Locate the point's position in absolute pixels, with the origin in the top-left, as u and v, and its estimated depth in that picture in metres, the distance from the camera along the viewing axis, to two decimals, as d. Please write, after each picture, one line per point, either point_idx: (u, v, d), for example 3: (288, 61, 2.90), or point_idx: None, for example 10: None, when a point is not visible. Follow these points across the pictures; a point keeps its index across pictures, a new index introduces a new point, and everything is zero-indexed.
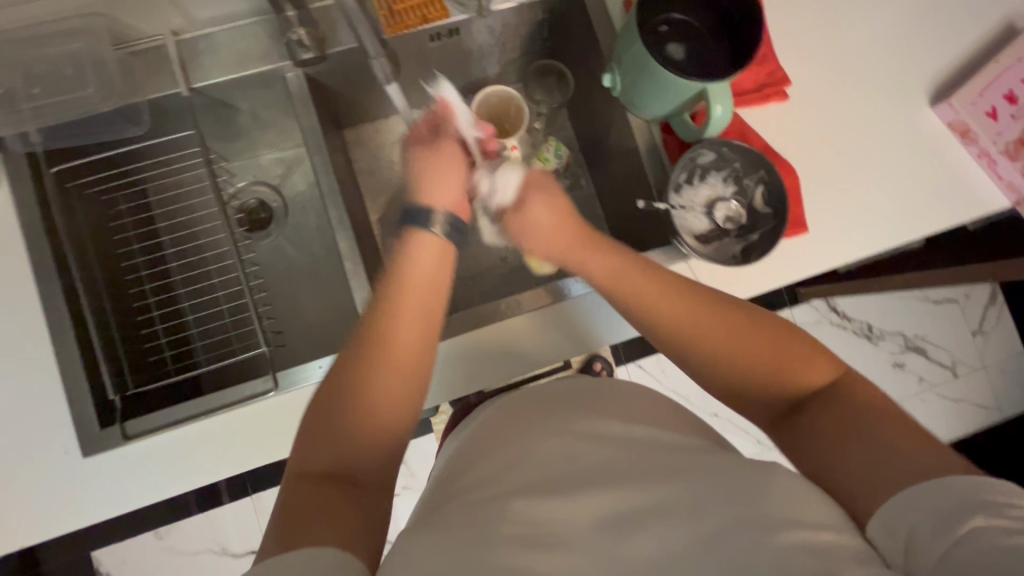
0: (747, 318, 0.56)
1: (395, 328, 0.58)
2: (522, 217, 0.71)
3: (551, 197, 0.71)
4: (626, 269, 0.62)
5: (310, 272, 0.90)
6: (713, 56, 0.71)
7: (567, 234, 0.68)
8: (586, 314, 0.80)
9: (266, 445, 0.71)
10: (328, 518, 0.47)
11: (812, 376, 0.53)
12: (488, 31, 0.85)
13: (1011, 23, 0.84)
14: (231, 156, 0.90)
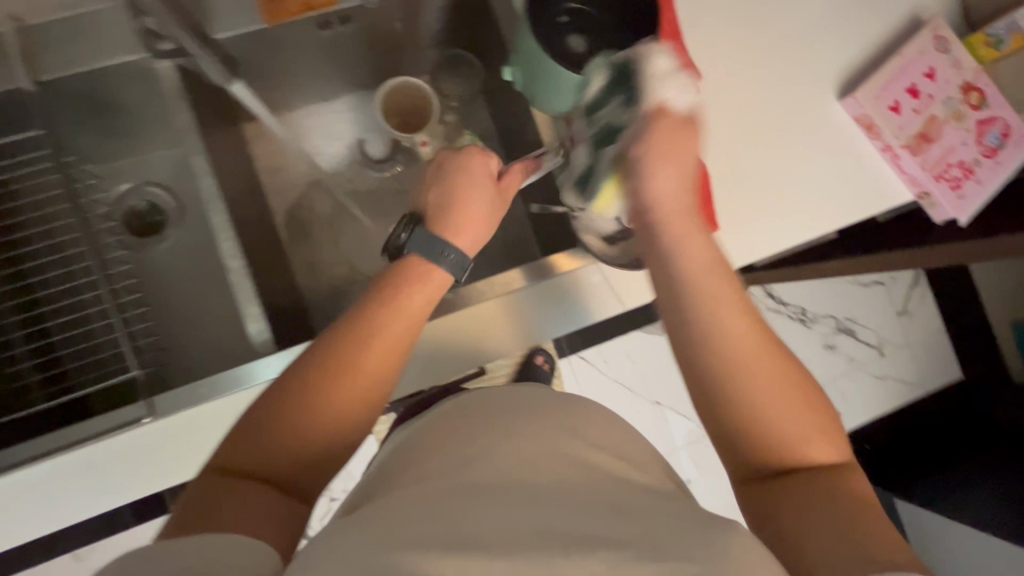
0: (804, 393, 0.52)
1: (384, 340, 0.53)
2: (664, 144, 0.58)
3: (692, 144, 0.59)
4: (721, 273, 0.54)
5: (201, 282, 0.84)
6: (613, 48, 0.67)
7: (687, 205, 0.58)
8: (568, 293, 0.75)
9: (145, 474, 0.68)
10: (243, 514, 0.45)
11: (817, 457, 0.51)
12: (385, 18, 0.81)
13: (915, 15, 0.84)
14: (111, 156, 0.84)
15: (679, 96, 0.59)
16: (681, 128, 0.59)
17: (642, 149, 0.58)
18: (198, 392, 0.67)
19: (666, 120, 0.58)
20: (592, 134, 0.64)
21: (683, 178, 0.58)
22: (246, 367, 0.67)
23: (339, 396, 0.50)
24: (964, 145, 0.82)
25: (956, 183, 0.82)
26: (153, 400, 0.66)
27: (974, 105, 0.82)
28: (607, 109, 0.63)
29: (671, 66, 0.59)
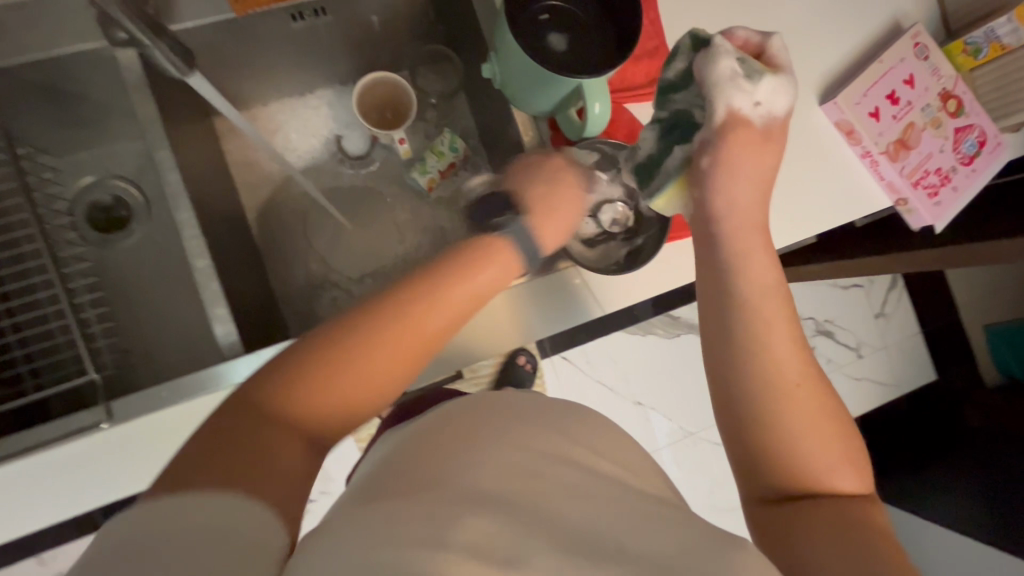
0: (836, 423, 0.51)
1: (435, 307, 0.48)
2: (740, 152, 0.59)
3: (769, 156, 0.60)
4: (779, 293, 0.53)
5: (170, 280, 0.81)
6: (594, 48, 0.66)
7: (755, 213, 0.59)
8: (571, 288, 0.72)
9: (117, 473, 0.68)
10: (248, 462, 0.38)
11: (840, 486, 0.50)
12: (362, 11, 0.78)
13: (894, 22, 0.85)
14: (75, 148, 0.81)
15: (753, 102, 0.59)
16: (753, 133, 0.60)
17: (721, 151, 0.59)
18: (159, 396, 0.64)
19: (747, 127, 0.59)
20: (660, 119, 0.66)
21: (751, 191, 0.59)
22: (211, 370, 0.64)
23: (379, 358, 0.44)
24: (942, 152, 0.83)
25: (933, 190, 0.83)
26: (112, 403, 0.63)
27: (952, 112, 0.83)
28: (682, 93, 0.64)
29: (741, 68, 0.59)
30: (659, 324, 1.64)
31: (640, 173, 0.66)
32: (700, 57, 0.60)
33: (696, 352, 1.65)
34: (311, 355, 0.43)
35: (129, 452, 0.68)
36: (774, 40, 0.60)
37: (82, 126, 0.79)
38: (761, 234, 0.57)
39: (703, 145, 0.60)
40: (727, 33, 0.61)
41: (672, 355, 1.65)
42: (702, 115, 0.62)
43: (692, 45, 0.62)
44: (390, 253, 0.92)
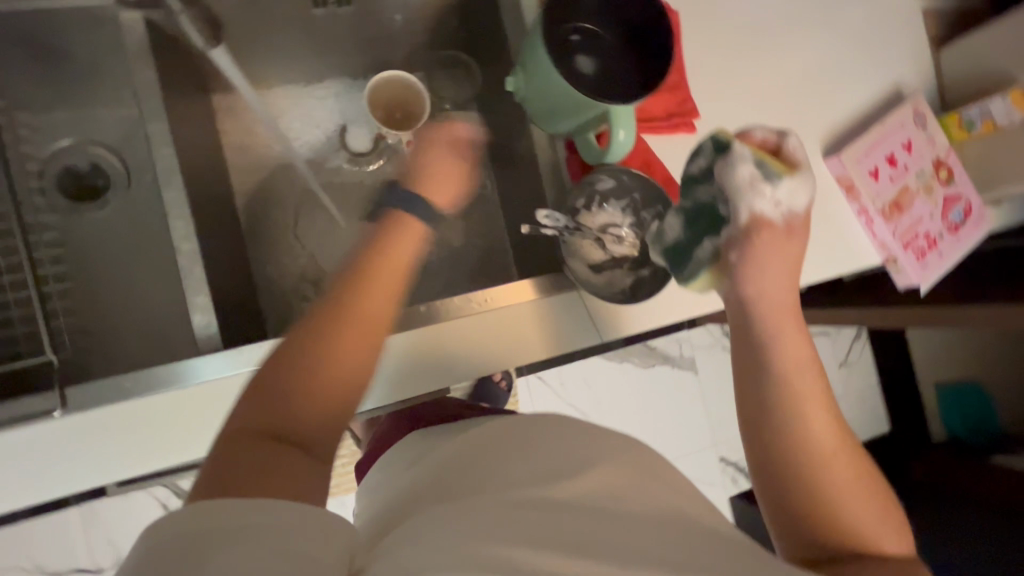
0: (870, 482, 0.51)
1: (377, 284, 0.47)
2: (769, 251, 0.57)
3: (798, 249, 0.59)
4: (812, 367, 0.54)
5: (149, 260, 0.76)
6: (621, 75, 0.66)
7: (788, 303, 0.57)
8: (585, 310, 0.71)
9: (39, 481, 0.58)
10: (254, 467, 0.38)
11: (885, 547, 0.49)
12: (388, 6, 0.76)
13: (896, 88, 0.89)
14: (51, 107, 0.75)
15: (775, 203, 0.57)
16: (781, 230, 0.58)
17: (754, 249, 0.57)
18: (122, 385, 0.58)
19: (776, 226, 0.58)
20: (683, 207, 0.64)
21: (786, 278, 0.58)
22: (181, 365, 0.60)
23: (353, 322, 0.44)
24: (932, 218, 0.86)
25: (922, 253, 0.86)
26: (69, 390, 0.57)
27: (942, 181, 0.87)
28: (706, 186, 0.61)
29: (759, 172, 0.57)
30: (635, 352, 1.65)
31: (670, 256, 0.65)
32: (719, 162, 0.58)
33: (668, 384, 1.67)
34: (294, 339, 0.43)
35: (53, 455, 0.59)
36: (792, 140, 0.60)
37: (67, 83, 0.73)
38: (798, 315, 0.57)
39: (729, 243, 0.59)
40: (744, 135, 0.61)
41: (645, 385, 1.65)
42: (725, 214, 0.60)
43: (713, 147, 0.60)
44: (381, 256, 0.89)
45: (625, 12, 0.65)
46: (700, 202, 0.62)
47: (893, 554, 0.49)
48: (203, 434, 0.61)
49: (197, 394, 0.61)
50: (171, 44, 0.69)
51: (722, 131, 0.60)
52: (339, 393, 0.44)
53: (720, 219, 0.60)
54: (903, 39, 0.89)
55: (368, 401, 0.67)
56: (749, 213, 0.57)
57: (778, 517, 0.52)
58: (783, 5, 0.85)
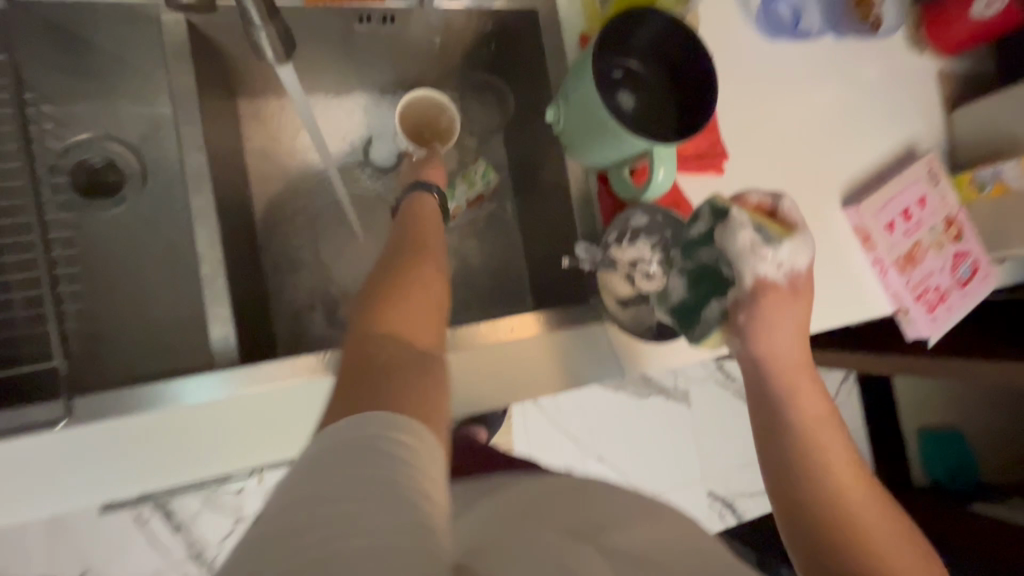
0: (891, 520, 0.53)
1: (430, 243, 0.59)
2: (777, 316, 0.57)
3: (805, 310, 0.59)
4: (832, 421, 0.57)
5: (164, 265, 0.74)
6: (660, 116, 0.66)
7: (803, 354, 0.60)
8: (609, 347, 0.71)
9: (18, 502, 0.53)
10: (391, 374, 0.42)
11: None
12: (428, 28, 0.76)
13: (911, 145, 0.91)
14: (71, 100, 0.72)
15: (779, 266, 0.56)
16: (785, 292, 0.57)
17: (761, 313, 0.57)
18: (128, 400, 0.55)
19: (782, 284, 0.57)
20: (686, 267, 0.61)
21: (796, 339, 0.59)
22: (163, 386, 0.56)
23: (424, 267, 0.54)
24: (942, 272, 0.88)
25: (931, 306, 0.87)
26: (76, 401, 0.54)
27: (953, 238, 0.89)
28: (708, 249, 0.59)
29: (758, 237, 0.56)
30: (631, 382, 1.64)
31: (677, 317, 0.62)
32: (719, 229, 0.56)
33: (662, 415, 1.66)
34: (387, 284, 0.51)
35: (41, 473, 0.54)
36: (786, 201, 0.60)
37: (94, 79, 0.71)
38: (813, 370, 0.60)
39: (737, 305, 0.58)
40: (739, 199, 0.61)
41: (640, 415, 1.65)
42: (729, 276, 0.59)
43: (712, 213, 0.58)
44: None
45: (670, 55, 0.66)
46: (706, 262, 0.60)
47: None
48: (183, 464, 0.57)
49: (176, 419, 0.56)
50: (207, 48, 0.67)
51: (720, 197, 0.58)
52: (428, 310, 0.50)
53: (725, 280, 0.59)
54: (919, 99, 0.93)
55: None
56: (753, 278, 0.57)
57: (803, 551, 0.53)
58: (810, 58, 0.88)
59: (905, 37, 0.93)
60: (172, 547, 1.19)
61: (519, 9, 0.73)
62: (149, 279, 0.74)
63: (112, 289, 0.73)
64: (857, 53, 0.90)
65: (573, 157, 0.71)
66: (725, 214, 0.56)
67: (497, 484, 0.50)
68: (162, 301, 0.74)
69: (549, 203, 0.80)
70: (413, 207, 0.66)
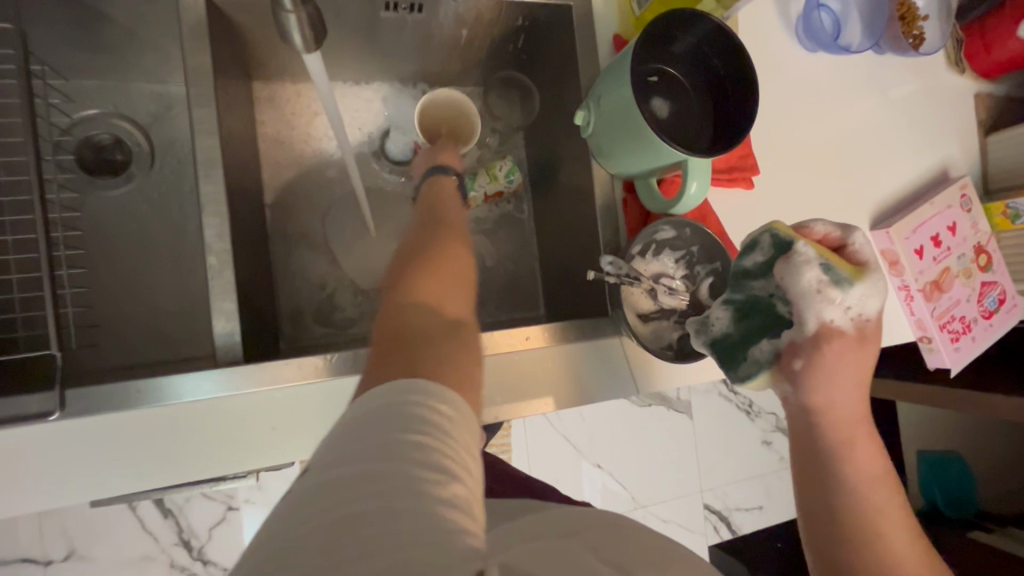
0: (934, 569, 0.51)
1: (455, 223, 0.56)
2: (839, 364, 0.53)
3: (871, 360, 0.54)
4: (887, 483, 0.53)
5: (169, 249, 0.72)
6: (696, 125, 0.64)
7: (860, 409, 0.54)
8: (625, 363, 0.68)
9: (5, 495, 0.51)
10: (416, 350, 0.41)
11: None
12: (456, 19, 0.72)
13: (944, 168, 0.88)
14: (80, 74, 0.70)
15: (846, 311, 0.52)
16: (850, 337, 0.53)
17: (819, 362, 0.52)
18: (125, 394, 0.52)
19: (847, 331, 0.53)
20: (733, 298, 0.58)
21: (858, 390, 0.54)
22: (162, 382, 0.53)
23: (453, 248, 0.52)
24: (968, 302, 0.86)
25: (955, 336, 0.85)
26: (70, 392, 0.51)
27: (981, 267, 0.87)
28: (763, 282, 0.56)
29: (826, 277, 0.51)
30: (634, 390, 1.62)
31: (719, 352, 0.58)
32: (782, 262, 0.53)
33: (662, 425, 1.64)
34: (414, 260, 0.50)
35: (30, 465, 0.51)
36: (858, 234, 0.53)
37: (105, 54, 0.68)
38: (869, 425, 0.55)
39: (793, 348, 0.54)
40: (801, 229, 0.56)
41: (640, 424, 1.62)
42: (786, 315, 0.55)
43: (772, 245, 0.54)
44: None
45: (709, 62, 0.63)
46: (765, 299, 0.56)
47: None
48: (175, 463, 0.54)
49: (167, 416, 0.54)
50: (225, 28, 0.64)
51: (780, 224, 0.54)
52: (460, 282, 0.49)
53: (780, 318, 0.55)
54: (956, 122, 0.90)
55: None
56: (815, 322, 0.52)
57: None
58: (847, 73, 0.85)
59: (945, 55, 0.90)
60: (163, 533, 1.18)
61: (551, 4, 0.70)
62: (153, 265, 0.71)
63: (113, 272, 0.70)
64: (895, 71, 0.87)
65: (601, 161, 0.68)
66: (790, 247, 0.53)
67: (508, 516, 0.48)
68: (165, 288, 0.71)
69: (569, 209, 0.78)
70: (433, 188, 0.63)
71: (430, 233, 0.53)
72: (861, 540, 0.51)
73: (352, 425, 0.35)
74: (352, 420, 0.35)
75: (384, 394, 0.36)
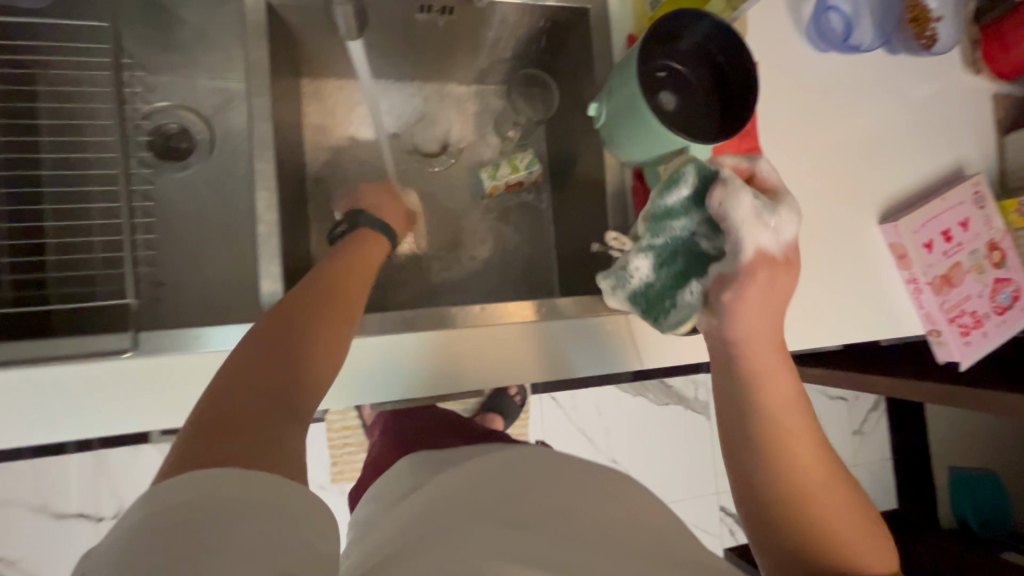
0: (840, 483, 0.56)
1: (352, 285, 0.58)
2: (763, 292, 0.55)
3: (789, 286, 0.57)
4: (797, 408, 0.57)
5: (222, 223, 0.81)
6: (700, 118, 0.69)
7: (774, 340, 0.58)
8: (610, 341, 0.74)
9: (85, 417, 0.60)
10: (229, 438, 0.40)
11: (860, 550, 0.53)
12: (484, 22, 0.79)
13: (958, 166, 0.90)
14: (157, 69, 0.80)
15: (775, 234, 0.55)
16: (771, 262, 0.55)
17: (742, 294, 0.55)
18: (189, 339, 0.61)
19: (771, 261, 0.55)
20: (656, 244, 0.61)
21: (773, 322, 0.58)
22: (219, 330, 0.62)
23: (317, 317, 0.52)
24: (980, 297, 0.87)
25: (966, 331, 0.86)
26: (141, 334, 0.60)
27: (995, 263, 0.87)
28: (682, 220, 0.60)
29: (757, 203, 0.55)
30: (651, 387, 1.64)
31: (648, 302, 0.64)
32: (719, 190, 0.55)
33: (678, 424, 1.66)
34: (265, 333, 0.50)
35: (106, 394, 0.60)
36: (764, 163, 0.59)
37: (180, 52, 0.78)
38: (784, 352, 0.59)
39: (723, 280, 0.56)
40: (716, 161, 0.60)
41: (656, 422, 1.64)
42: (715, 250, 0.60)
43: (700, 178, 0.58)
44: (431, 256, 0.91)
45: (714, 59, 0.68)
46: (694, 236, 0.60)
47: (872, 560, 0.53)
48: None
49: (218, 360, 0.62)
50: (282, 29, 0.73)
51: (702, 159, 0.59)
52: (313, 360, 0.50)
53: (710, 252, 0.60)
54: (972, 122, 0.91)
55: (406, 393, 0.71)
56: (747, 251, 0.55)
57: (749, 510, 0.57)
58: (859, 72, 0.88)
59: (960, 55, 0.92)
60: None
61: (571, 7, 0.76)
62: (208, 238, 0.81)
63: (175, 243, 0.79)
64: (908, 71, 0.89)
65: (611, 152, 0.74)
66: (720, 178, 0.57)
67: (460, 467, 0.55)
68: (217, 259, 0.80)
69: (584, 197, 0.83)
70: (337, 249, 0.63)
71: (313, 289, 0.55)
72: (764, 461, 0.56)
73: (193, 502, 0.35)
74: (181, 500, 0.35)
75: (190, 481, 0.36)
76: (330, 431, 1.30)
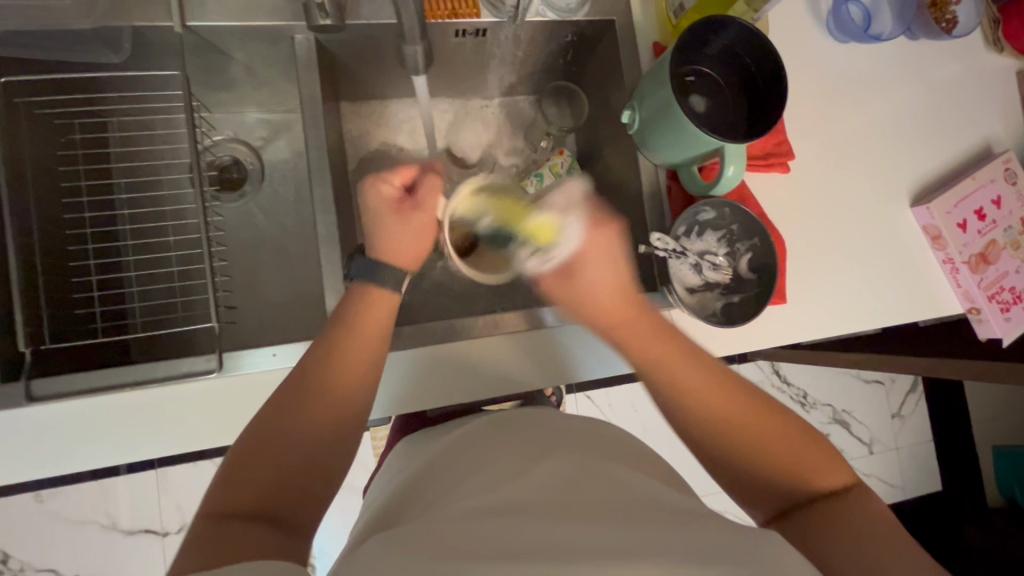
0: (785, 424, 0.58)
1: (353, 351, 0.57)
2: (574, 290, 0.66)
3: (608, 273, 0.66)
4: (688, 364, 0.61)
5: (278, 245, 0.87)
6: (730, 118, 0.72)
7: (637, 318, 0.65)
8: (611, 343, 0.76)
9: (179, 433, 0.65)
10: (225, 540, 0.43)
11: (824, 483, 0.55)
12: (514, 40, 0.83)
13: (987, 143, 0.91)
14: (210, 107, 0.85)
15: (550, 259, 0.67)
16: (559, 276, 0.67)
17: (561, 297, 0.67)
18: (269, 356, 0.65)
19: (567, 272, 0.66)
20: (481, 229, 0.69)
21: (625, 300, 0.65)
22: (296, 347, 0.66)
23: (317, 402, 0.54)
24: (1018, 273, 0.88)
25: (1005, 307, 0.87)
26: (224, 354, 0.65)
27: None
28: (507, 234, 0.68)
29: (538, 255, 0.67)
30: None
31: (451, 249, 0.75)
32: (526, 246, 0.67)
33: None
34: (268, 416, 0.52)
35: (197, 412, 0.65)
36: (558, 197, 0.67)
37: (231, 92, 0.84)
38: (651, 321, 0.65)
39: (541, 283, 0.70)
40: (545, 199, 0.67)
41: None
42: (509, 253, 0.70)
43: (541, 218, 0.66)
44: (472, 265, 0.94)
45: (740, 62, 0.71)
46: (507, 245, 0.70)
47: (836, 488, 0.55)
48: None
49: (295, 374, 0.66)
50: (328, 62, 0.78)
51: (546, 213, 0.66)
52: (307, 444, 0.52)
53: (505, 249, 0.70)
54: (998, 98, 0.92)
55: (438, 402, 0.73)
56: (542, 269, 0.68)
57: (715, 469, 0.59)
58: (881, 60, 0.89)
59: (982, 35, 0.93)
60: None
61: (599, 20, 0.80)
62: (266, 261, 0.86)
63: (237, 268, 0.85)
64: (930, 54, 0.91)
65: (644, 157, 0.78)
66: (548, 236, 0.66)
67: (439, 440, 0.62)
68: (275, 282, 0.86)
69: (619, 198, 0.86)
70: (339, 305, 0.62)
71: (323, 361, 0.56)
72: (691, 418, 0.59)
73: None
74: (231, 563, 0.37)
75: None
76: (375, 439, 1.34)
